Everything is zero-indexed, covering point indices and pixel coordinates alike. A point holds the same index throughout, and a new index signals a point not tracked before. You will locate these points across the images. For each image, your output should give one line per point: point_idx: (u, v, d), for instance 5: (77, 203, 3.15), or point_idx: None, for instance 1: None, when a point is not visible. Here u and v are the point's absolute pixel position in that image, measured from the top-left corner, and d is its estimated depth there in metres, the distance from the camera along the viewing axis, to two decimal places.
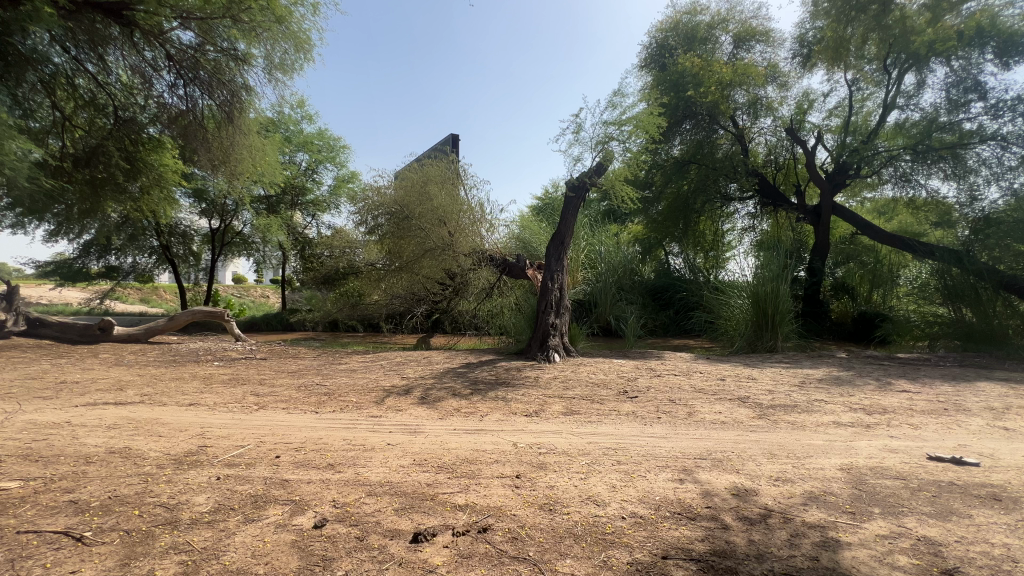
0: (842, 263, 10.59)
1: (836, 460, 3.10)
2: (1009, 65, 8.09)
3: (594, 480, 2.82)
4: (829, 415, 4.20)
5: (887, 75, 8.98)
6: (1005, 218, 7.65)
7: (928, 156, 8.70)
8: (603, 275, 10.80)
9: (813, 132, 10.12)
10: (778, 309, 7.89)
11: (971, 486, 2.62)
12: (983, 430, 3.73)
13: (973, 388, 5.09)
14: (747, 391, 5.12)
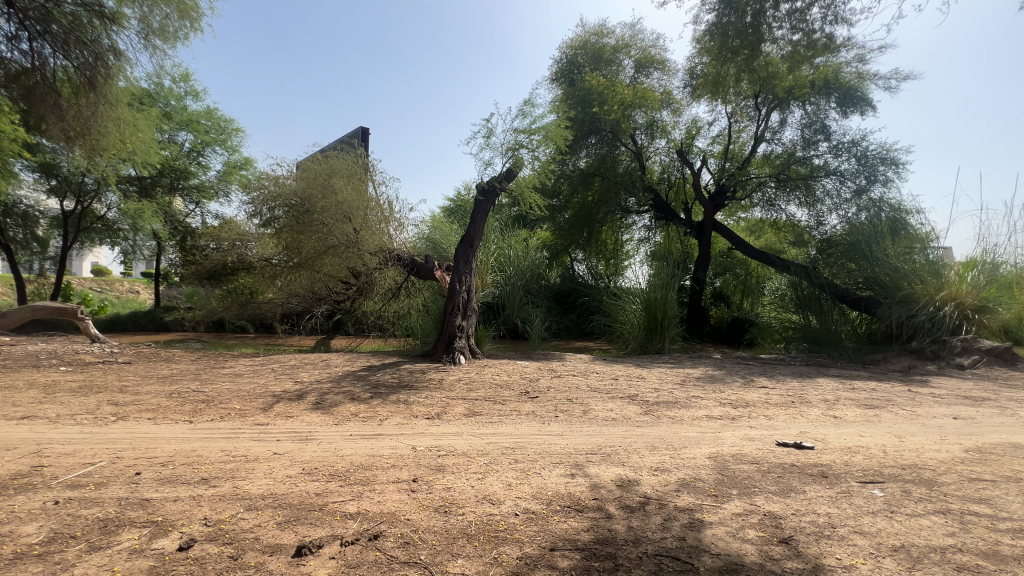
0: (721, 274, 11.82)
1: (705, 450, 3.48)
2: (847, 113, 9.79)
3: (490, 479, 2.88)
4: (702, 410, 4.71)
5: (758, 111, 10.32)
6: (842, 241, 9.17)
7: (787, 185, 10.14)
8: (511, 279, 11.16)
9: (699, 156, 11.26)
10: (666, 314, 8.68)
11: (807, 466, 3.10)
12: (818, 419, 4.43)
13: (814, 383, 6.01)
14: (636, 390, 5.56)
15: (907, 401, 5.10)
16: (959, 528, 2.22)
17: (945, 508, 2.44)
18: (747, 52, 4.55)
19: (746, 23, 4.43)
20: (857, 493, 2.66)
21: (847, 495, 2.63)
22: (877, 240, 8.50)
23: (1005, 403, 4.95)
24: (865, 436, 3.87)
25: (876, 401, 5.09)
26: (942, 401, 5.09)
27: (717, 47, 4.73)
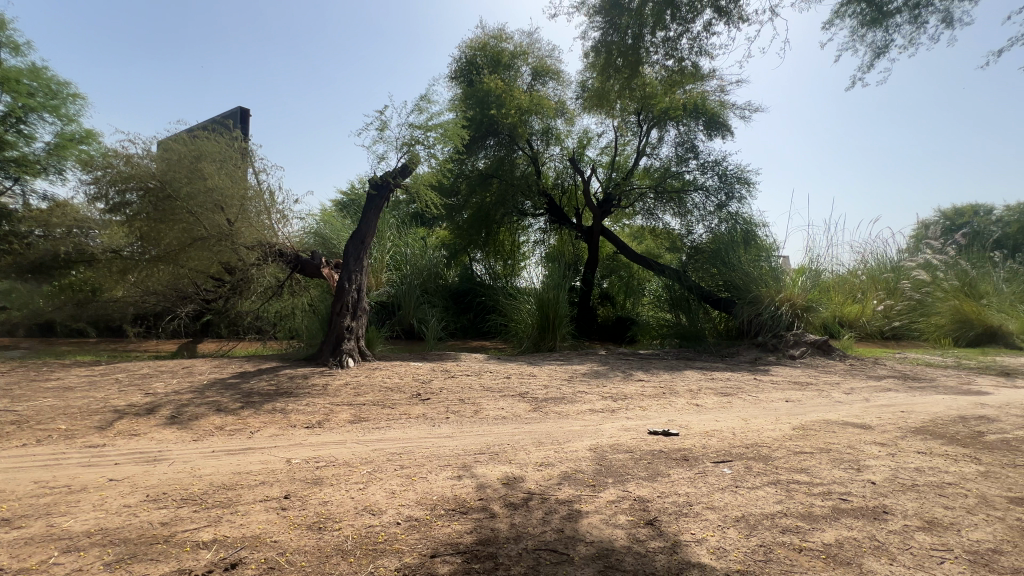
0: (607, 276, 12.67)
1: (587, 443, 3.68)
2: (711, 136, 11.07)
3: (373, 488, 2.74)
4: (586, 404, 5.00)
5: (640, 128, 11.25)
6: (707, 249, 10.35)
7: (664, 197, 11.23)
8: (408, 277, 11.01)
9: (589, 165, 11.94)
10: (557, 314, 9.08)
11: (672, 451, 3.43)
12: (684, 407, 4.95)
13: (682, 375, 6.70)
14: (527, 387, 5.72)
15: (752, 388, 5.91)
16: (785, 496, 2.61)
17: (776, 479, 2.86)
18: (627, 70, 4.94)
19: (627, 45, 4.82)
20: (710, 472, 3.00)
21: (702, 475, 2.95)
22: (732, 249, 9.91)
23: (821, 386, 5.98)
24: (720, 420, 4.40)
25: (729, 389, 5.83)
26: (778, 387, 5.99)
27: (602, 63, 5.07)
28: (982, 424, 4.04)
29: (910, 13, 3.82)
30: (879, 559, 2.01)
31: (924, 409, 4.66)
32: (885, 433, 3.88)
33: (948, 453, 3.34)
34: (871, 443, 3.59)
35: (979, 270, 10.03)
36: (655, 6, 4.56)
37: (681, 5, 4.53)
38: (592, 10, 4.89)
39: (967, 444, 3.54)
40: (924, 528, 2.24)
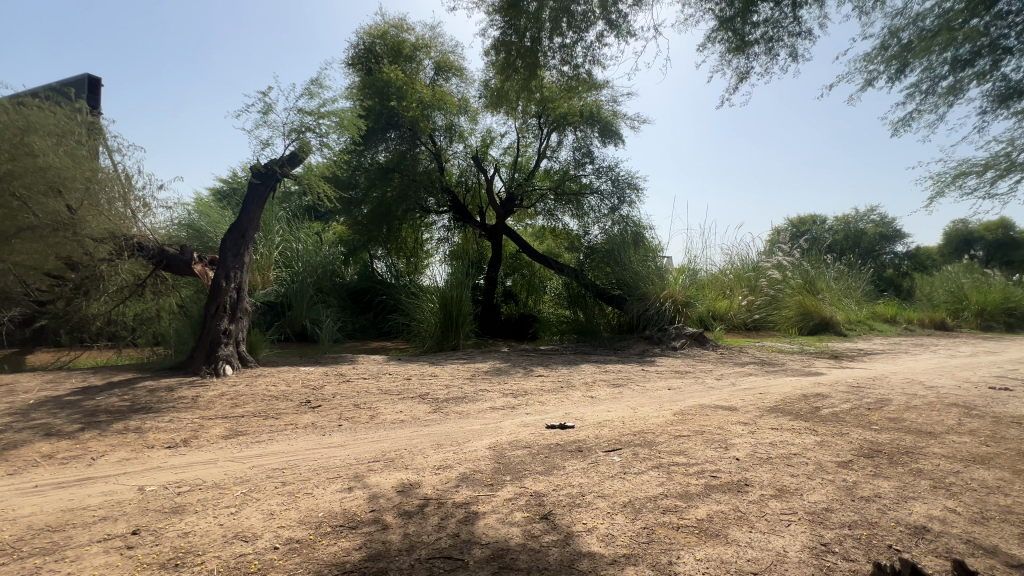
0: (511, 275, 12.84)
1: (486, 442, 3.67)
2: (605, 142, 11.74)
3: (247, 511, 2.45)
4: (487, 402, 5.00)
5: (541, 131, 11.60)
6: (602, 248, 10.95)
7: (563, 199, 11.70)
8: (300, 274, 10.25)
9: (492, 164, 12.03)
10: (461, 312, 8.97)
11: (567, 444, 3.55)
12: (579, 400, 5.18)
13: (578, 369, 7.01)
14: (427, 388, 5.58)
15: (640, 378, 6.37)
16: (666, 478, 2.82)
17: (658, 463, 3.09)
18: (525, 72, 5.02)
19: (525, 47, 4.90)
20: (602, 461, 3.15)
21: (594, 464, 3.09)
22: (624, 249, 10.56)
23: (697, 373, 6.64)
24: (611, 410, 4.67)
25: (620, 380, 6.24)
26: (662, 376, 6.55)
27: (501, 62, 5.10)
28: (818, 401, 4.77)
29: (766, 45, 4.36)
30: (741, 528, 2.24)
31: (776, 390, 5.38)
32: (747, 413, 4.39)
33: (794, 427, 3.87)
34: (736, 423, 4.05)
35: (816, 270, 12.01)
36: (552, 11, 4.69)
37: (575, 14, 4.70)
38: (492, 8, 4.89)
39: (808, 418, 4.14)
40: (776, 496, 2.57)
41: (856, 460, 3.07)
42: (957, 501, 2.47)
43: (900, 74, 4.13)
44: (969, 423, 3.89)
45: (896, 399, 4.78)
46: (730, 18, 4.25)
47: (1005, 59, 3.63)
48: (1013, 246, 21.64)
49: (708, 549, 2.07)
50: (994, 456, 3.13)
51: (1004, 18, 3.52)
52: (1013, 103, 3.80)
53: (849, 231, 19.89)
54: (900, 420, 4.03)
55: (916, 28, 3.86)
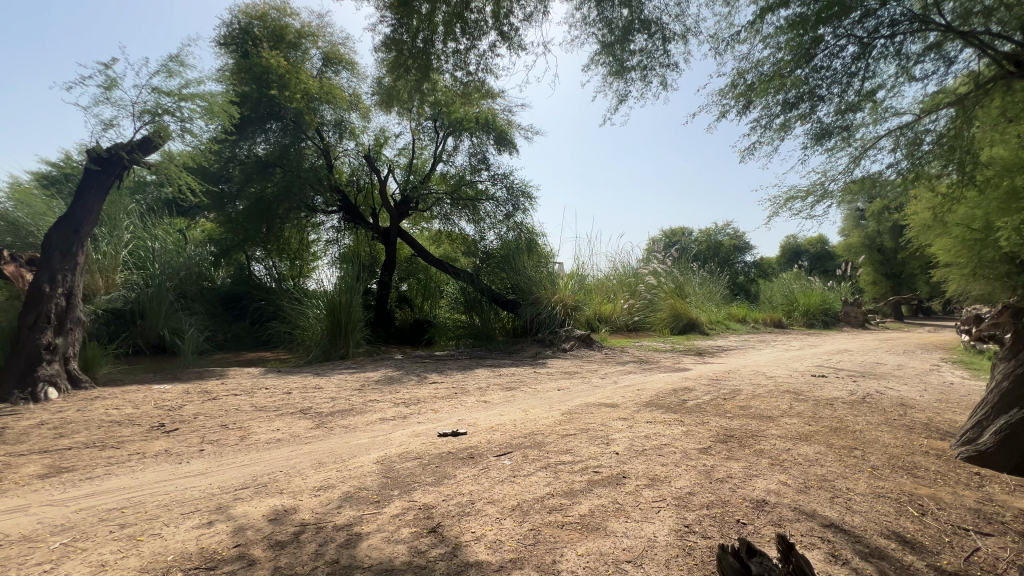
0: (405, 279, 12.49)
1: (374, 455, 3.49)
2: (501, 151, 11.95)
3: (70, 566, 2.03)
4: (377, 413, 4.77)
5: (436, 134, 11.50)
6: (497, 254, 11.16)
7: (459, 204, 11.68)
8: (156, 276, 8.91)
9: (386, 165, 11.62)
10: (350, 318, 8.47)
11: (459, 451, 3.52)
12: (473, 405, 5.18)
13: (472, 374, 7.03)
14: (310, 402, 5.17)
15: (532, 380, 6.58)
16: (553, 478, 2.93)
17: (546, 463, 3.19)
18: (418, 73, 4.92)
19: (417, 48, 4.81)
20: (493, 466, 3.18)
21: (485, 470, 3.10)
22: (519, 254, 10.85)
23: (584, 373, 7.04)
24: (503, 414, 4.74)
25: (513, 383, 6.37)
26: (552, 377, 6.83)
27: (392, 60, 4.96)
28: (685, 394, 5.34)
29: (641, 72, 4.79)
30: (618, 519, 2.40)
31: (651, 386, 5.91)
32: (627, 408, 4.75)
33: (665, 419, 4.28)
34: (616, 419, 4.35)
35: (684, 277, 13.51)
36: (446, 15, 4.65)
37: (469, 21, 4.72)
38: (383, 3, 4.73)
39: (677, 410, 4.60)
40: (649, 485, 2.80)
41: (713, 446, 3.48)
42: (788, 475, 2.91)
43: (746, 109, 4.78)
44: (797, 406, 4.64)
45: (745, 389, 5.53)
46: (610, 43, 4.59)
47: (819, 105, 4.40)
48: (827, 258, 26.62)
49: (589, 543, 2.18)
50: (814, 433, 3.76)
51: (818, 72, 4.27)
52: (825, 141, 4.62)
53: (710, 243, 22.92)
54: (748, 407, 4.68)
55: (757, 72, 4.53)
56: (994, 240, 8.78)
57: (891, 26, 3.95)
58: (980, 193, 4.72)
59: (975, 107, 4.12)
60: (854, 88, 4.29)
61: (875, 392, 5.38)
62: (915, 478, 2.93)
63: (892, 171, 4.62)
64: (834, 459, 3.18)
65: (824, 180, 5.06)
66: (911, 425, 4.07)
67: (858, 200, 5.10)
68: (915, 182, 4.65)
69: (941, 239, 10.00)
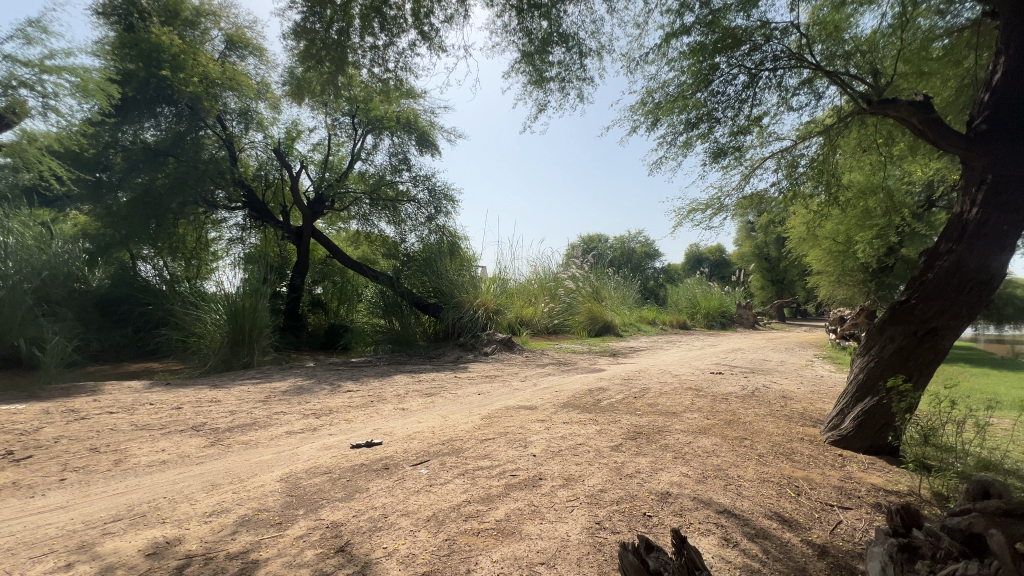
0: (320, 281, 11.80)
1: (277, 473, 3.23)
2: (423, 152, 11.70)
3: None
4: (283, 427, 4.43)
5: (354, 131, 11.06)
6: (419, 257, 10.93)
7: (378, 204, 11.31)
8: (11, 276, 7.22)
9: (299, 160, 10.95)
10: (255, 324, 7.79)
11: (373, 463, 3.36)
12: (389, 413, 4.99)
13: (390, 381, 6.78)
14: (205, 417, 4.67)
15: (452, 385, 6.50)
16: (470, 484, 2.90)
17: (464, 470, 3.15)
18: (332, 66, 4.69)
19: (331, 39, 4.57)
20: (408, 476, 3.08)
21: (401, 481, 2.99)
22: (441, 258, 10.65)
23: (504, 376, 7.09)
24: (422, 421, 4.62)
25: (433, 389, 6.25)
26: (473, 381, 6.80)
27: (303, 50, 4.69)
28: (600, 394, 5.58)
29: (559, 84, 4.94)
30: (534, 521, 2.42)
31: (569, 387, 6.10)
32: (545, 410, 4.85)
33: (580, 419, 4.43)
34: (534, 421, 4.42)
35: (600, 281, 14.20)
36: (362, 8, 4.46)
37: (388, 17, 4.56)
38: None
39: (591, 410, 4.79)
40: (563, 485, 2.86)
41: (623, 443, 3.66)
42: (689, 467, 3.13)
43: (653, 126, 5.14)
44: (697, 402, 5.04)
45: (653, 387, 5.90)
46: (530, 53, 4.69)
47: (716, 126, 4.82)
48: (724, 265, 29.37)
49: (504, 549, 2.17)
50: (711, 426, 4.10)
51: (715, 96, 4.69)
52: (721, 160, 5.08)
53: (624, 250, 24.56)
54: (655, 404, 4.99)
55: (663, 92, 4.88)
56: (853, 251, 10.37)
57: (774, 61, 4.43)
58: (842, 212, 5.47)
59: (838, 136, 4.76)
60: (744, 113, 4.77)
61: (762, 386, 6.00)
62: (792, 462, 3.31)
63: (775, 189, 5.21)
64: (727, 449, 3.49)
65: (721, 196, 5.55)
66: (790, 415, 4.59)
67: (749, 214, 5.67)
68: (794, 199, 5.27)
69: (814, 250, 11.44)
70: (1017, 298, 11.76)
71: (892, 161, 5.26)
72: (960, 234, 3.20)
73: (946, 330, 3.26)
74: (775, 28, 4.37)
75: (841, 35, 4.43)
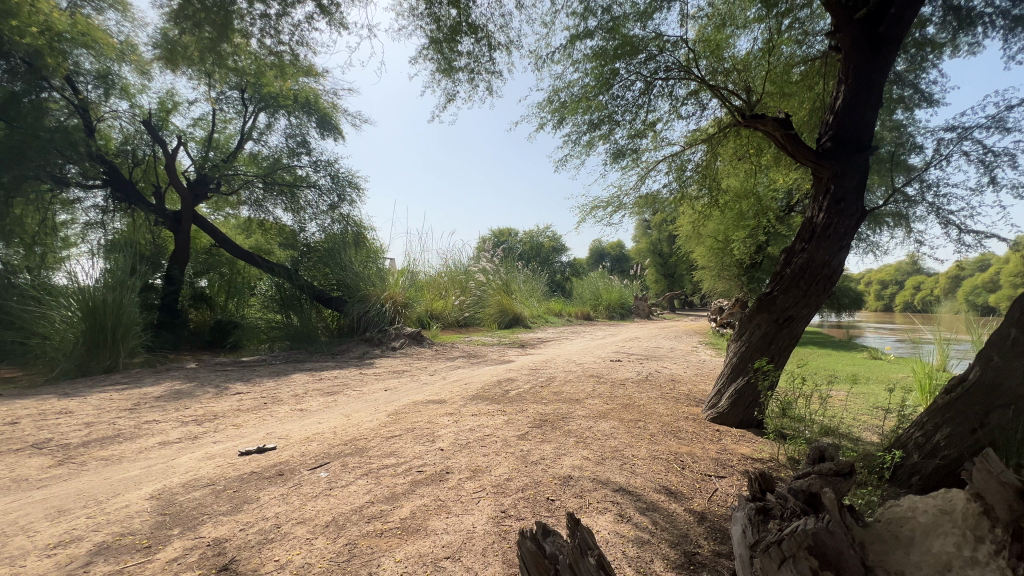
0: (204, 273, 10.44)
1: (147, 490, 2.84)
2: (324, 136, 10.91)
3: None
4: (155, 437, 3.91)
5: (243, 107, 10.02)
6: (320, 248, 10.21)
7: (273, 188, 10.38)
8: None
9: (175, 136, 9.72)
10: (119, 321, 6.76)
11: (265, 470, 3.10)
12: (286, 415, 4.64)
13: (287, 380, 6.30)
14: (50, 432, 3.96)
15: (357, 382, 6.22)
16: (374, 484, 2.79)
17: (368, 470, 3.03)
18: (214, 32, 4.18)
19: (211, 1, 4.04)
20: (305, 481, 2.88)
21: (296, 487, 2.79)
22: (344, 249, 10.09)
23: (413, 371, 6.93)
24: (322, 422, 4.35)
25: (336, 387, 5.92)
26: (379, 377, 6.56)
27: (177, 11, 4.12)
28: (509, 384, 5.69)
29: (468, 75, 4.90)
30: (439, 516, 2.41)
31: (478, 379, 6.14)
32: (454, 403, 4.83)
33: (489, 410, 4.49)
34: (443, 415, 4.39)
35: (510, 274, 14.44)
36: None
37: None
38: None
39: (500, 401, 4.87)
40: (470, 477, 2.87)
41: (530, 431, 3.76)
42: (589, 450, 3.31)
43: (559, 124, 5.30)
44: (598, 388, 5.35)
45: (559, 376, 6.15)
46: (439, 40, 4.59)
47: (616, 128, 5.11)
48: (624, 260, 31.48)
49: (407, 548, 2.12)
50: (610, 410, 4.37)
51: (615, 99, 4.95)
52: (620, 161, 5.40)
53: (533, 244, 25.28)
54: (560, 392, 5.21)
55: (568, 92, 5.05)
56: (729, 248, 11.74)
57: (666, 71, 4.78)
58: (721, 213, 6.10)
59: (718, 145, 5.30)
60: (640, 118, 5.10)
61: (654, 371, 6.54)
62: (678, 439, 3.64)
63: (666, 190, 5.67)
64: (624, 431, 3.74)
65: (620, 195, 5.90)
66: (677, 397, 5.06)
67: (644, 213, 6.09)
68: (682, 201, 5.79)
69: (700, 247, 12.67)
70: (851, 290, 14.07)
71: (762, 169, 5.96)
72: (811, 235, 3.74)
73: (798, 317, 3.80)
74: (667, 41, 4.72)
75: (722, 54, 4.91)
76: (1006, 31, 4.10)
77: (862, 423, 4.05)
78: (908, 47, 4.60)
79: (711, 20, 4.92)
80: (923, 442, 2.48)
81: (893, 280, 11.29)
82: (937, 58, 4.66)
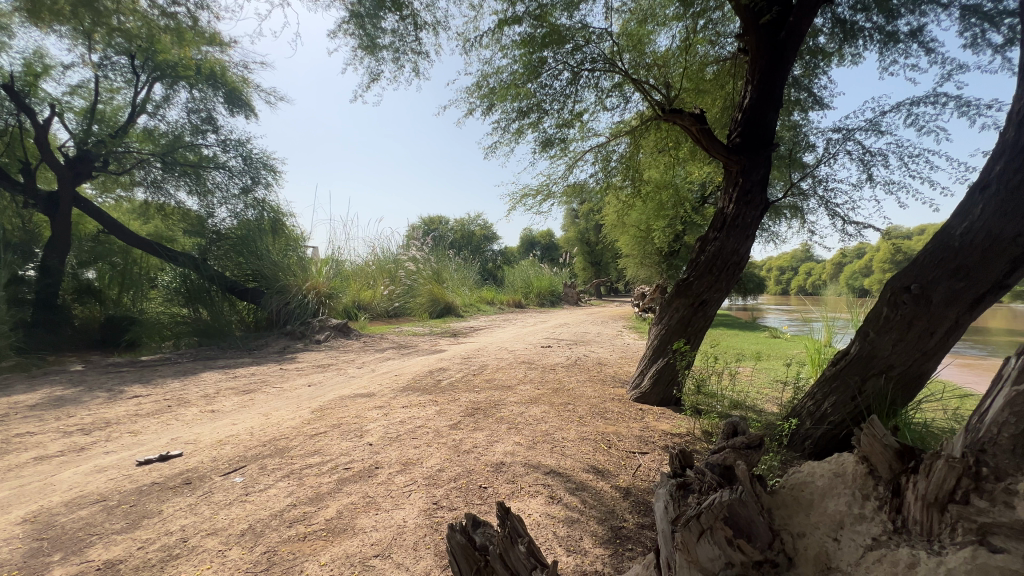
0: (91, 263, 8.99)
1: (18, 513, 2.46)
2: (232, 112, 9.95)
3: None
4: (30, 451, 3.40)
5: (134, 76, 8.87)
6: (232, 235, 9.31)
7: (174, 169, 9.31)
8: None
9: (47, 104, 8.40)
10: None
11: (170, 479, 2.81)
12: (194, 417, 4.24)
13: (195, 380, 5.75)
14: None
15: (277, 378, 5.83)
16: (297, 485, 2.63)
17: (289, 471, 2.84)
18: None
19: None
20: (217, 488, 2.65)
21: (207, 495, 2.56)
22: (260, 236, 9.35)
23: (339, 364, 6.62)
24: (237, 423, 4.03)
25: (253, 385, 5.50)
26: (302, 372, 6.19)
27: None
28: (441, 374, 5.62)
29: (393, 54, 4.67)
30: (368, 513, 2.31)
31: (408, 370, 5.99)
32: (383, 396, 4.68)
33: (420, 401, 4.40)
34: (372, 408, 4.23)
35: (441, 263, 14.20)
36: None
37: None
38: None
39: (431, 391, 4.79)
40: (401, 470, 2.80)
41: (462, 421, 3.73)
42: (521, 435, 3.36)
43: (489, 110, 5.23)
44: (529, 374, 5.43)
45: (491, 364, 6.16)
46: (362, 15, 4.33)
47: (545, 117, 5.14)
48: (553, 248, 32.17)
49: (333, 549, 2.02)
50: (541, 395, 4.47)
51: (544, 88, 4.97)
52: (549, 149, 5.45)
53: (464, 232, 25.10)
54: (492, 379, 5.23)
55: (498, 78, 5.00)
56: (651, 237, 12.37)
57: (592, 63, 4.86)
58: (643, 203, 6.37)
59: (640, 137, 5.51)
60: (568, 108, 5.17)
61: (583, 356, 6.77)
62: (605, 420, 3.80)
63: (593, 180, 5.82)
64: (554, 415, 3.83)
65: (550, 183, 5.96)
66: (604, 379, 5.27)
67: (573, 202, 6.21)
68: (607, 190, 5.96)
69: (624, 235, 13.23)
70: (756, 276, 15.43)
71: (680, 161, 6.31)
72: (722, 225, 4.01)
73: (711, 301, 4.09)
74: (592, 32, 4.80)
75: (643, 49, 5.09)
76: (881, 45, 4.63)
77: (765, 396, 4.45)
78: (803, 53, 5.05)
79: (633, 15, 5.07)
80: (814, 410, 2.79)
81: (790, 266, 12.50)
82: (827, 66, 5.15)
